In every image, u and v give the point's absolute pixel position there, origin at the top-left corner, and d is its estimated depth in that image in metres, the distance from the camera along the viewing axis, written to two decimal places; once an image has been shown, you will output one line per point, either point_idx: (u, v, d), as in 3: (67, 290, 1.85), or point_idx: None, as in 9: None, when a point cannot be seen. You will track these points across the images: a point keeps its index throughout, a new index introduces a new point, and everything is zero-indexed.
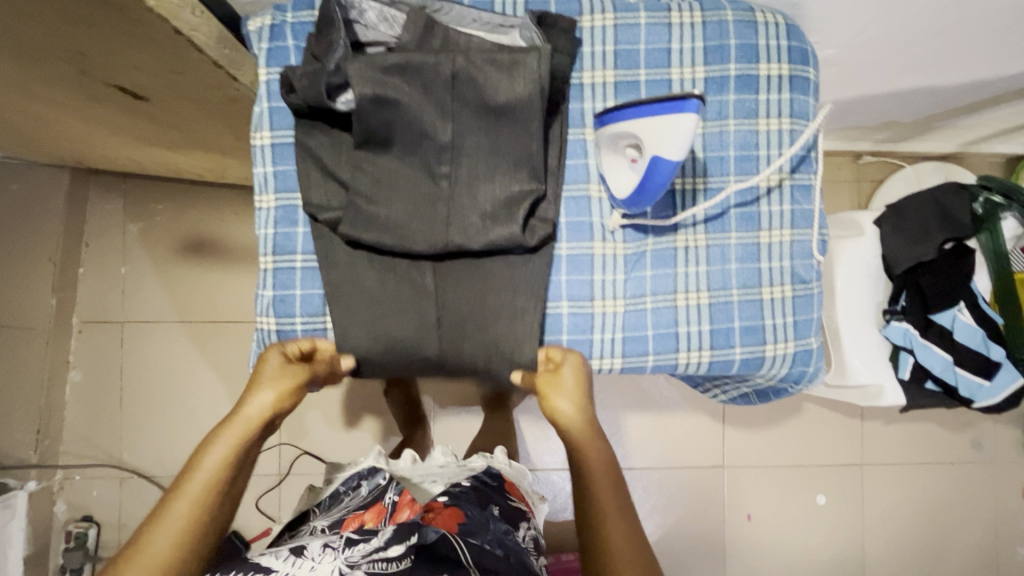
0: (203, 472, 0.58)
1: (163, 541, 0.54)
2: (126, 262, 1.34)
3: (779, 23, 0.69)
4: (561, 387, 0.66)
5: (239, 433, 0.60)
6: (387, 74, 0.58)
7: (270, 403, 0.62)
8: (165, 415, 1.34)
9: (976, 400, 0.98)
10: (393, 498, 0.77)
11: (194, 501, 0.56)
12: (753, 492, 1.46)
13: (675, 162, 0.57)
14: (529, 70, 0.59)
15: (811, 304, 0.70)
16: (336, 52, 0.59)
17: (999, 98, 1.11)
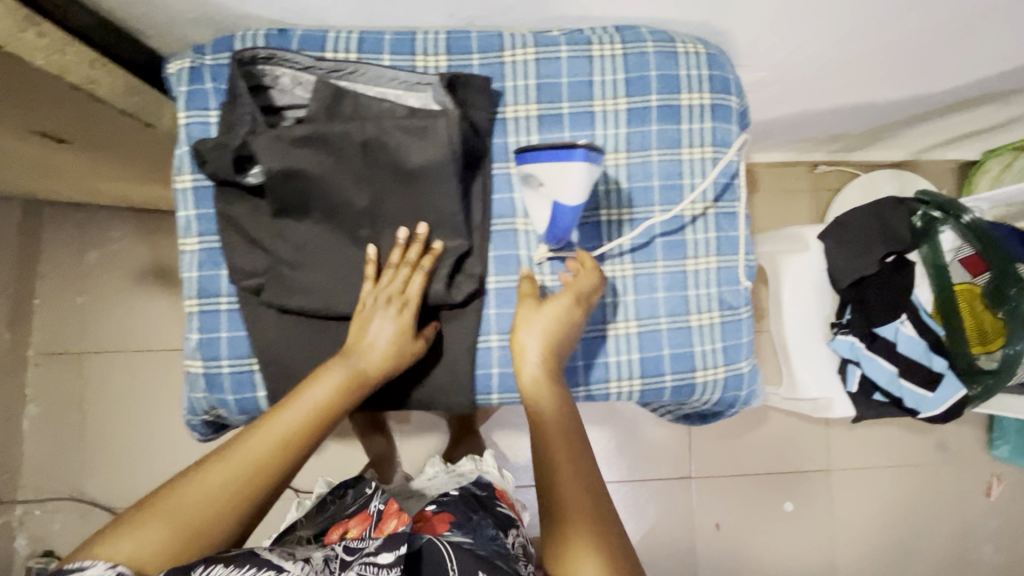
0: (306, 405, 0.59)
1: (257, 447, 0.57)
2: (83, 292, 1.32)
3: (700, 53, 0.70)
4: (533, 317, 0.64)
5: (348, 378, 0.61)
6: (297, 146, 0.59)
7: (385, 356, 0.62)
8: (127, 445, 1.33)
9: (920, 410, 0.98)
10: (379, 507, 0.78)
11: (293, 428, 0.58)
12: (721, 501, 1.47)
13: (575, 205, 0.61)
14: (440, 137, 0.60)
15: (740, 330, 0.71)
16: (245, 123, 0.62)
17: (941, 110, 1.13)
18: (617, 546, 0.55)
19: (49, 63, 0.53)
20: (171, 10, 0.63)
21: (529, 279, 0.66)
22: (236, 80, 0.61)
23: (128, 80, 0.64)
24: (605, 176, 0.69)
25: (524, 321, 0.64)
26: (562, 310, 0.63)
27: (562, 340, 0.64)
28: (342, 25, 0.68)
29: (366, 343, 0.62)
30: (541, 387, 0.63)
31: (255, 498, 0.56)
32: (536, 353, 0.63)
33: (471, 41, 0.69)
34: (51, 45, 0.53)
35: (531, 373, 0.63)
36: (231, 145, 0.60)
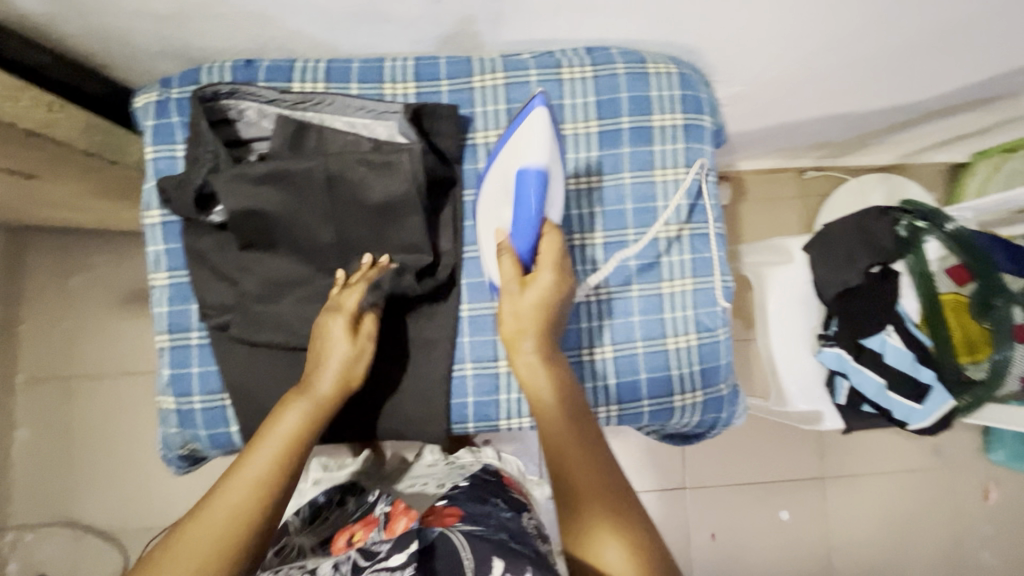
0: (275, 439, 0.54)
1: (235, 496, 0.50)
2: (68, 316, 1.32)
3: (671, 73, 0.69)
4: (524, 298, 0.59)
5: (314, 402, 0.57)
6: (259, 184, 0.60)
7: (340, 370, 0.59)
8: (117, 468, 1.33)
9: (909, 422, 0.97)
10: (385, 509, 0.70)
11: (270, 464, 0.52)
12: (716, 511, 1.46)
13: (541, 165, 0.58)
14: (403, 171, 0.60)
15: (718, 352, 0.70)
16: (205, 163, 0.61)
17: (924, 117, 1.12)
18: (634, 522, 0.50)
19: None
20: (136, 46, 0.63)
21: (507, 254, 0.60)
22: (196, 120, 0.60)
23: (87, 119, 0.66)
24: (577, 201, 0.69)
25: (510, 297, 0.60)
26: (548, 286, 0.59)
27: (553, 317, 0.60)
28: (310, 54, 0.68)
29: (325, 364, 0.59)
30: (539, 371, 0.59)
31: (246, 550, 0.48)
32: (525, 333, 0.59)
33: (439, 68, 0.68)
34: (1, 94, 0.54)
35: (525, 358, 0.59)
36: (193, 184, 0.61)
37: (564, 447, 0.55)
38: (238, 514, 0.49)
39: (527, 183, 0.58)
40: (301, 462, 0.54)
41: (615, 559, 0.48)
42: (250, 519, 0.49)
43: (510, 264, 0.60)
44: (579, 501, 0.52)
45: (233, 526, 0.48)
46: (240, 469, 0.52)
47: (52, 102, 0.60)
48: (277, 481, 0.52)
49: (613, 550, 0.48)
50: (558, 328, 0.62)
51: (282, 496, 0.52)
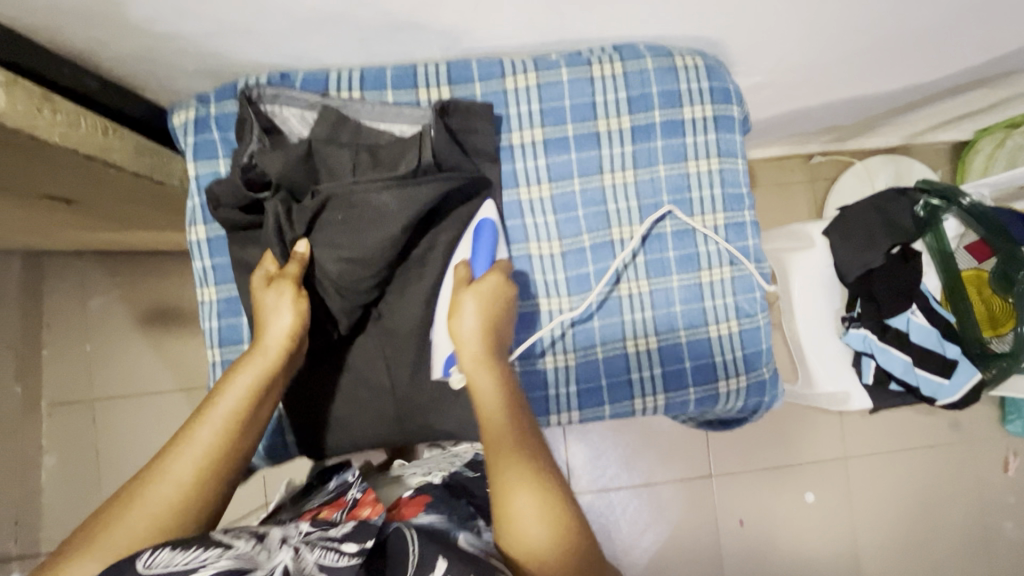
0: (226, 400, 0.55)
1: (187, 466, 0.50)
2: (92, 339, 1.33)
3: (698, 65, 0.71)
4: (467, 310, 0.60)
5: (263, 364, 0.58)
6: (299, 167, 0.62)
7: (289, 328, 0.60)
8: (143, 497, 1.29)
9: (936, 398, 0.99)
10: (356, 495, 0.64)
11: (219, 431, 0.53)
12: (743, 497, 1.48)
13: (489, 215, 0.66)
14: (416, 153, 0.63)
15: (759, 337, 0.71)
16: (251, 146, 0.63)
17: (931, 98, 1.14)
18: (559, 500, 0.51)
19: (68, 136, 0.56)
20: (175, 66, 0.64)
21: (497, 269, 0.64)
22: (242, 107, 0.62)
23: (135, 140, 0.68)
24: (614, 195, 0.70)
25: (461, 290, 0.62)
26: (497, 285, 0.62)
27: (499, 319, 0.62)
28: (343, 64, 0.69)
29: (269, 326, 0.59)
30: (479, 369, 0.59)
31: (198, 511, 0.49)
32: (471, 324, 0.60)
33: (472, 70, 0.69)
34: (67, 121, 0.56)
35: (469, 351, 0.59)
36: (238, 166, 0.62)
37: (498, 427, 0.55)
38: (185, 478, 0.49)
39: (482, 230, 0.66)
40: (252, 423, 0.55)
41: (537, 534, 0.49)
42: (201, 486, 0.50)
43: (462, 270, 0.64)
44: (503, 475, 0.52)
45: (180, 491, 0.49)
46: (189, 436, 0.52)
47: (106, 125, 0.63)
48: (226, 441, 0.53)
49: (537, 525, 0.49)
50: (504, 332, 0.63)
51: (232, 457, 0.53)
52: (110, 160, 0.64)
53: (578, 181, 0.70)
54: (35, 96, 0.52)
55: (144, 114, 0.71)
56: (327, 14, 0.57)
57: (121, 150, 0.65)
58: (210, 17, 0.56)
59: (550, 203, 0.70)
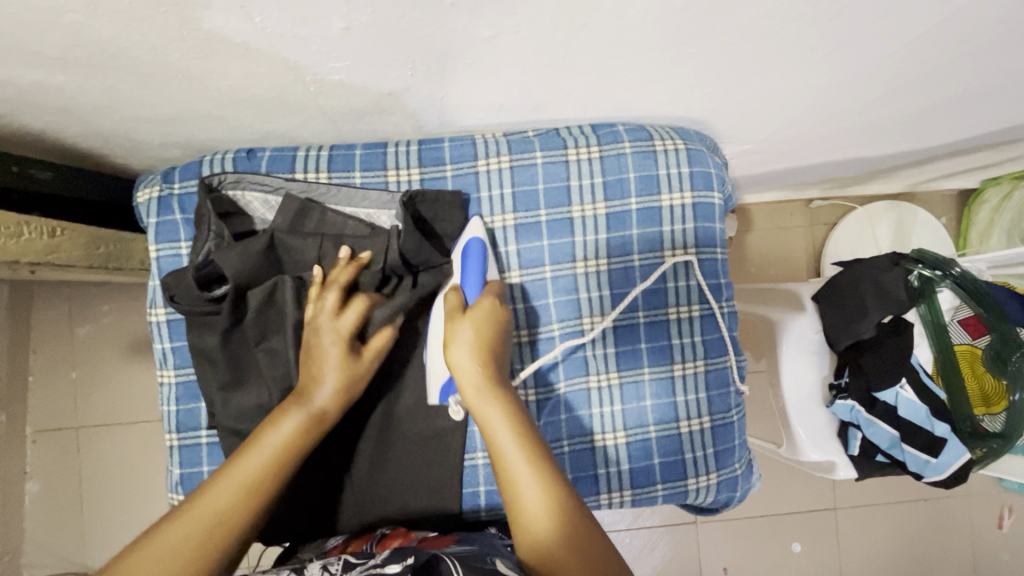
0: (263, 450, 0.54)
1: (222, 493, 0.51)
2: (78, 366, 1.24)
3: (680, 149, 0.68)
4: (459, 337, 0.57)
5: (307, 416, 0.57)
6: (261, 262, 0.61)
7: (337, 382, 0.59)
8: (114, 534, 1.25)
9: (925, 474, 0.96)
10: (383, 530, 0.62)
11: (261, 471, 0.53)
12: (728, 544, 1.45)
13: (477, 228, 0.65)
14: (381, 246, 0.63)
15: (731, 432, 0.70)
16: (208, 239, 0.61)
17: (934, 157, 1.11)
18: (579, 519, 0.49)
19: (7, 250, 0.57)
20: (137, 142, 0.63)
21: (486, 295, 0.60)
22: (202, 197, 0.60)
23: (92, 232, 0.69)
24: (586, 283, 0.68)
25: (456, 320, 0.58)
26: (491, 308, 0.59)
27: (495, 343, 0.58)
28: (312, 141, 0.67)
29: (321, 381, 0.58)
30: (484, 398, 0.55)
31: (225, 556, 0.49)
32: (468, 354, 0.56)
33: (444, 152, 0.67)
34: (4, 233, 0.57)
35: (470, 380, 0.55)
36: (194, 262, 0.61)
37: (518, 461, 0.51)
38: (219, 518, 0.49)
39: (469, 251, 0.64)
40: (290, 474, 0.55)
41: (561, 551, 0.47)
42: (228, 517, 0.50)
43: (454, 297, 0.61)
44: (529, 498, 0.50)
45: (214, 530, 0.49)
46: (232, 466, 0.53)
47: (54, 227, 0.63)
48: (262, 490, 0.52)
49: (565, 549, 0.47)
50: (502, 361, 0.59)
51: (267, 505, 0.52)
52: (58, 258, 0.65)
53: (550, 269, 0.68)
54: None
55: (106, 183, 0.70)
56: (288, 101, 0.56)
57: (72, 246, 0.66)
58: (170, 104, 0.55)
59: (521, 290, 0.68)
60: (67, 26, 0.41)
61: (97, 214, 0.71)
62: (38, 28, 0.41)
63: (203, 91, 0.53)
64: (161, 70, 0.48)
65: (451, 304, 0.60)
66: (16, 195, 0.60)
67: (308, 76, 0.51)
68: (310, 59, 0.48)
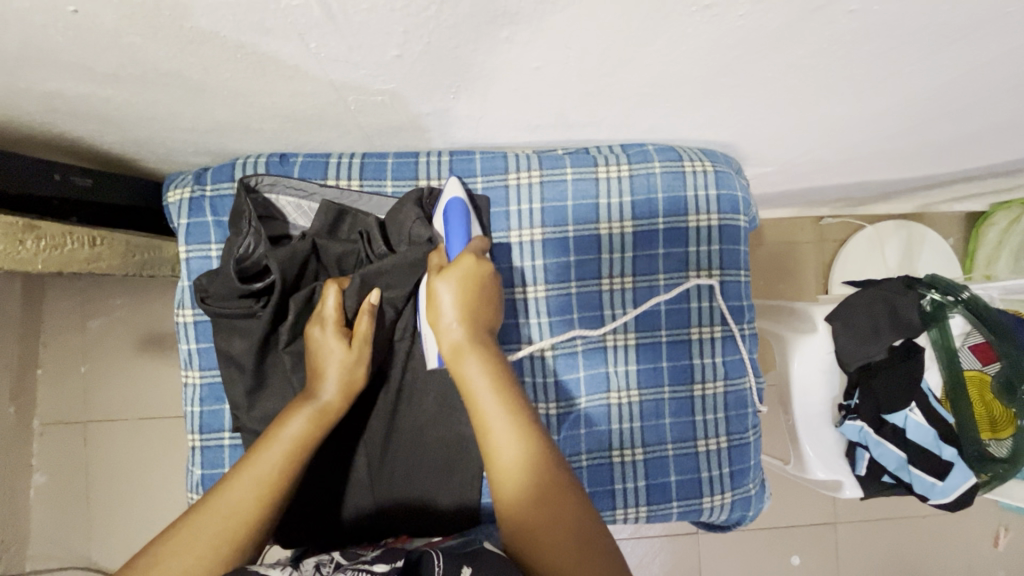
0: (278, 447, 0.54)
1: (242, 495, 0.51)
2: (87, 359, 1.24)
3: (708, 171, 0.69)
4: (439, 293, 0.56)
5: (317, 411, 0.56)
6: (303, 261, 0.61)
7: (347, 379, 0.58)
8: (118, 528, 1.24)
9: (930, 497, 0.97)
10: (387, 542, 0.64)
11: (274, 471, 0.53)
12: (728, 554, 1.46)
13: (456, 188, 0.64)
14: (408, 229, 0.63)
15: (747, 454, 0.71)
16: (248, 236, 0.60)
17: (947, 181, 1.12)
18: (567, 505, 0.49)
19: (49, 260, 0.59)
20: (170, 148, 0.63)
21: (469, 251, 0.58)
22: (240, 195, 0.60)
23: (128, 241, 0.70)
24: (611, 301, 0.69)
25: (434, 277, 0.57)
26: (469, 269, 0.57)
27: (478, 302, 0.57)
28: (344, 149, 0.67)
29: (326, 377, 0.58)
30: (464, 354, 0.54)
31: (249, 549, 0.50)
32: (450, 313, 0.55)
33: (474, 164, 0.68)
34: (49, 243, 0.58)
35: (449, 338, 0.55)
36: (233, 256, 0.59)
37: (485, 393, 0.52)
38: (238, 514, 0.50)
39: (450, 210, 0.63)
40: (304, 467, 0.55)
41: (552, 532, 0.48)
42: (247, 519, 0.50)
43: (436, 257, 0.60)
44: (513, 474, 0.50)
45: (233, 524, 0.50)
46: (245, 466, 0.53)
47: (95, 236, 0.65)
48: (281, 487, 0.53)
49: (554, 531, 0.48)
50: (489, 316, 0.58)
51: (285, 497, 0.53)
52: (98, 268, 0.66)
53: (575, 284, 0.68)
54: (15, 228, 0.54)
55: (137, 185, 0.70)
56: (327, 116, 0.57)
57: (111, 256, 0.67)
58: (210, 115, 0.55)
59: (545, 304, 0.68)
60: (124, 46, 0.41)
61: (136, 216, 0.72)
62: (95, 46, 0.41)
63: (246, 105, 0.53)
64: (208, 86, 0.49)
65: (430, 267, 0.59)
66: (56, 199, 0.60)
67: (351, 93, 0.51)
68: (356, 80, 0.48)
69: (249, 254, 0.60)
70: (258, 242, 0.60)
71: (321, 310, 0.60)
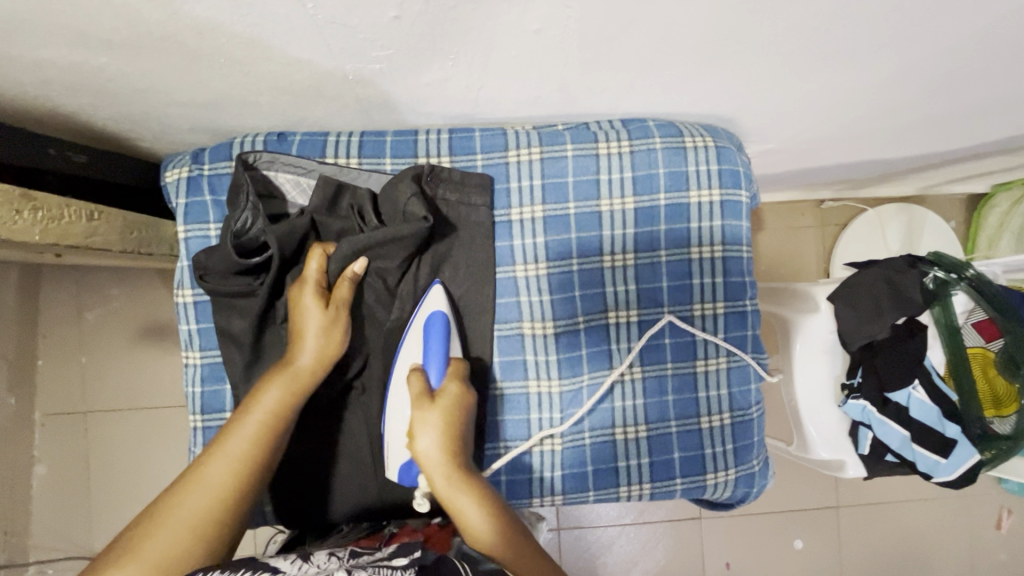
0: (255, 418, 0.54)
1: (221, 470, 0.51)
2: (87, 351, 1.23)
3: (710, 146, 0.68)
4: (425, 426, 0.57)
5: (293, 379, 0.57)
6: (301, 236, 0.61)
7: (323, 346, 0.59)
8: (120, 519, 1.24)
9: (934, 474, 0.97)
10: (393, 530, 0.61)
11: (252, 441, 0.53)
12: (731, 540, 1.46)
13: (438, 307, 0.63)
14: (403, 206, 0.62)
15: (751, 430, 0.71)
16: (246, 211, 0.59)
17: (949, 161, 1.11)
18: None
19: (47, 233, 0.57)
20: (167, 125, 0.62)
21: (453, 382, 0.60)
22: (238, 171, 0.59)
23: (126, 218, 0.68)
24: (612, 277, 0.68)
25: (419, 413, 0.58)
26: (456, 397, 0.60)
27: (459, 430, 0.58)
28: (342, 128, 0.66)
29: (303, 342, 0.58)
30: (456, 488, 0.55)
31: (235, 522, 0.50)
32: (434, 444, 0.56)
33: (474, 141, 0.67)
34: (46, 216, 0.56)
35: (438, 471, 0.55)
36: (231, 230, 0.59)
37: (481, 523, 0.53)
38: (217, 488, 0.50)
39: (432, 329, 0.63)
40: (281, 437, 0.56)
41: None
42: (229, 492, 0.51)
43: (417, 381, 0.60)
44: None
45: (212, 500, 0.49)
46: (222, 444, 0.53)
47: (93, 210, 0.62)
48: (258, 462, 0.53)
49: None
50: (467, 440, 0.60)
51: (263, 470, 0.54)
52: (97, 244, 0.64)
53: (577, 261, 0.68)
54: (11, 197, 0.52)
55: (133, 166, 0.70)
56: (325, 89, 0.56)
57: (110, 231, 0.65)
58: (206, 88, 0.55)
59: (546, 282, 0.67)
60: (119, 7, 0.41)
61: (135, 195, 0.71)
62: (87, 8, 0.40)
63: (242, 76, 0.52)
64: (204, 53, 0.48)
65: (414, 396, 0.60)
66: (52, 176, 0.59)
67: (349, 62, 0.50)
68: (353, 46, 0.47)
69: (247, 229, 0.60)
70: (256, 217, 0.59)
71: (302, 271, 0.61)
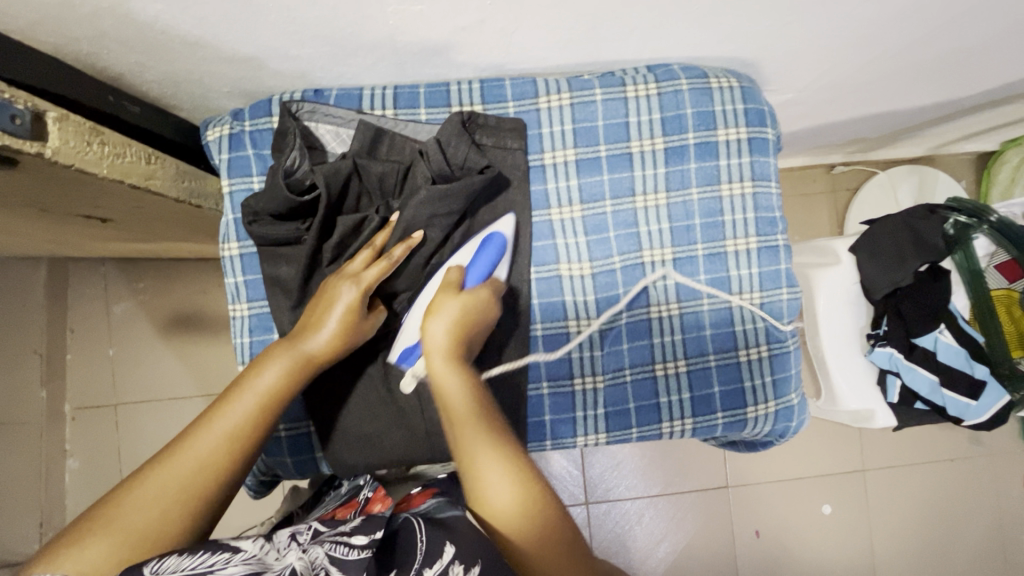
0: (253, 394, 0.55)
1: (211, 444, 0.52)
2: (114, 343, 1.21)
3: (734, 87, 0.70)
4: (440, 310, 0.60)
5: (295, 361, 0.58)
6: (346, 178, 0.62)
7: (341, 346, 0.60)
8: None
9: (965, 417, 0.99)
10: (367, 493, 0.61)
11: (244, 420, 0.54)
12: (760, 508, 1.46)
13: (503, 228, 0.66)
14: (457, 151, 0.64)
15: (789, 362, 0.71)
16: (294, 151, 0.62)
17: (960, 113, 1.13)
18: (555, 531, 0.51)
19: (114, 167, 0.58)
20: (208, 86, 0.64)
21: (480, 287, 0.62)
22: (284, 118, 0.62)
23: (178, 166, 0.69)
24: (645, 218, 0.70)
25: (439, 299, 0.61)
26: (482, 300, 0.62)
27: (471, 334, 0.61)
28: (377, 82, 0.68)
29: (320, 332, 0.59)
30: (453, 373, 0.57)
31: (217, 494, 0.51)
32: (443, 331, 0.59)
33: (505, 89, 0.68)
34: (111, 149, 0.57)
35: (441, 353, 0.58)
36: (281, 169, 0.62)
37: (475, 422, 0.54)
38: (208, 462, 0.51)
39: (490, 244, 0.65)
40: (276, 420, 0.56)
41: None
42: (214, 468, 0.51)
43: (454, 273, 0.63)
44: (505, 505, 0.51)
45: (201, 474, 0.50)
46: (213, 420, 0.53)
47: (148, 154, 0.64)
48: (248, 440, 0.53)
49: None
50: (477, 341, 0.62)
51: (253, 453, 0.54)
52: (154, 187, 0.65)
53: (610, 203, 0.69)
54: (82, 129, 0.53)
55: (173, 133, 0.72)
56: (363, 39, 0.57)
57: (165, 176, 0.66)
58: (249, 44, 0.56)
59: (582, 225, 0.69)
60: None
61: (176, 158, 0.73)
62: None
63: (288, 25, 0.52)
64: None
65: (444, 285, 0.62)
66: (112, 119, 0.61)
67: (391, 4, 0.50)
68: None
69: (297, 168, 0.63)
70: (303, 158, 0.63)
71: (347, 270, 0.61)
